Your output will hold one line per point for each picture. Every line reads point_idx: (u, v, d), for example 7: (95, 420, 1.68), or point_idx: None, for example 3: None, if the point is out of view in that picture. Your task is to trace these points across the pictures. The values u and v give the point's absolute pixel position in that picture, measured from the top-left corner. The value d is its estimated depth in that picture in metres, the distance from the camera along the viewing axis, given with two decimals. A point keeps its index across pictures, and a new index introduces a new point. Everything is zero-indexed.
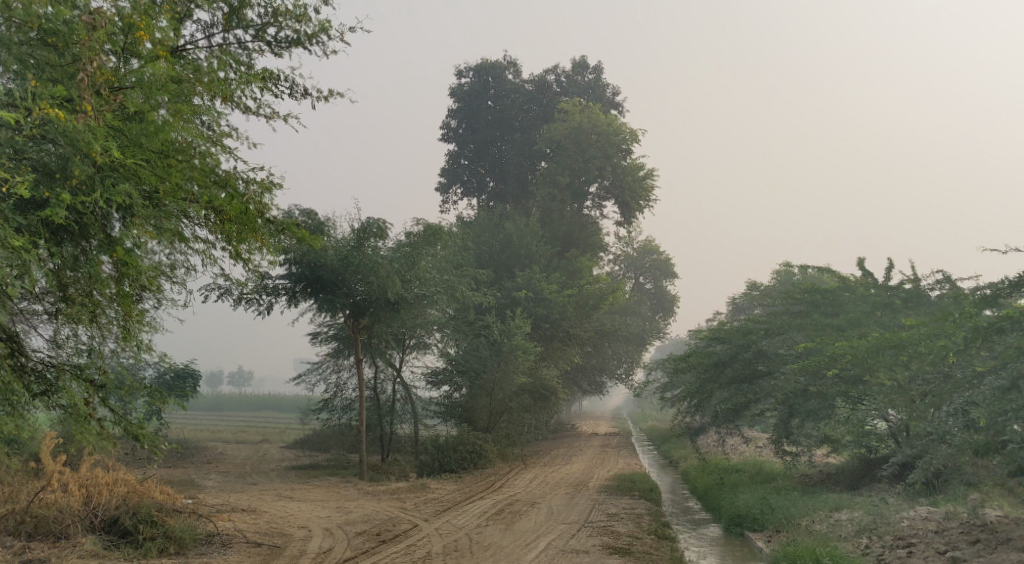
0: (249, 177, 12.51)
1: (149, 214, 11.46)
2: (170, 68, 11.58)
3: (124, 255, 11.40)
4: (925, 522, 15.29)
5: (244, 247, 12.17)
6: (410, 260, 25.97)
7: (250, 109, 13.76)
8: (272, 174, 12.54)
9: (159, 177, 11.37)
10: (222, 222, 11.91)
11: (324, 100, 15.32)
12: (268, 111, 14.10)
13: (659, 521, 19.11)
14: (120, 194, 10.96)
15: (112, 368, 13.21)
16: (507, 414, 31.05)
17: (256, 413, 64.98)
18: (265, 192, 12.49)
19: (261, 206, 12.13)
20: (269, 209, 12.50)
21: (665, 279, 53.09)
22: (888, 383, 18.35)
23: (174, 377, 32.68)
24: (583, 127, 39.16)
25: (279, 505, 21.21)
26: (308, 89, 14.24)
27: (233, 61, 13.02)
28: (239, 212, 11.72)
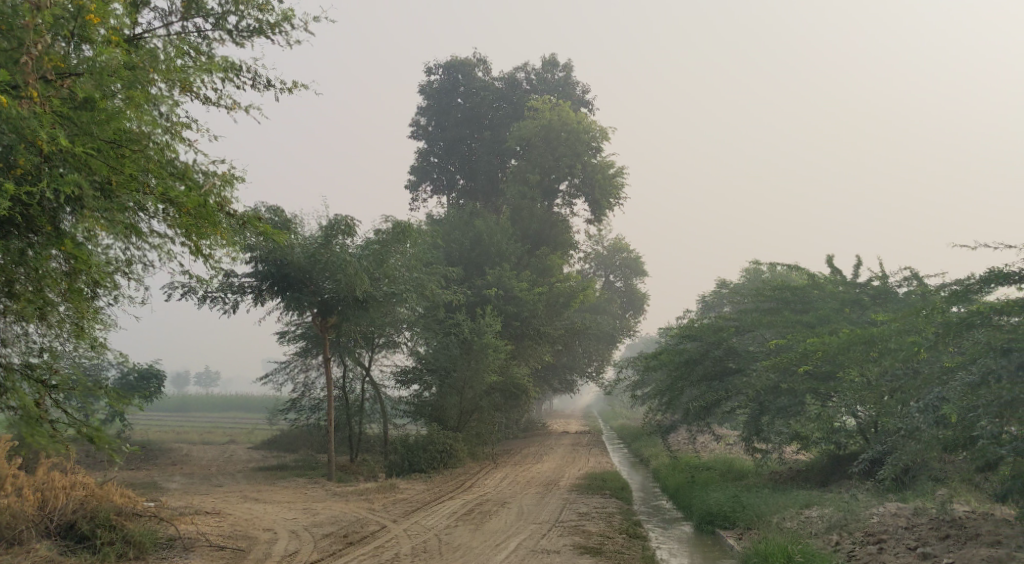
0: (206, 169, 12.28)
1: (100, 206, 10.98)
2: (123, 54, 11.24)
3: (74, 248, 11.07)
4: (895, 519, 15.20)
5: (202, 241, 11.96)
6: (379, 258, 25.64)
7: (209, 100, 13.43)
8: (232, 167, 12.31)
9: (112, 168, 10.99)
10: (179, 215, 11.65)
11: (289, 94, 15.01)
12: (228, 101, 13.78)
13: (630, 520, 18.93)
14: (70, 185, 10.57)
15: (66, 367, 12.92)
16: (477, 413, 30.79)
17: (223, 415, 64.29)
18: (226, 185, 12.25)
19: (222, 200, 11.98)
20: (230, 202, 12.25)
21: (635, 277, 53.05)
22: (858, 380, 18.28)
23: (137, 378, 32.13)
24: (553, 124, 38.99)
25: (243, 507, 20.82)
26: (270, 80, 13.91)
27: (191, 49, 12.70)
28: (198, 205, 11.47)
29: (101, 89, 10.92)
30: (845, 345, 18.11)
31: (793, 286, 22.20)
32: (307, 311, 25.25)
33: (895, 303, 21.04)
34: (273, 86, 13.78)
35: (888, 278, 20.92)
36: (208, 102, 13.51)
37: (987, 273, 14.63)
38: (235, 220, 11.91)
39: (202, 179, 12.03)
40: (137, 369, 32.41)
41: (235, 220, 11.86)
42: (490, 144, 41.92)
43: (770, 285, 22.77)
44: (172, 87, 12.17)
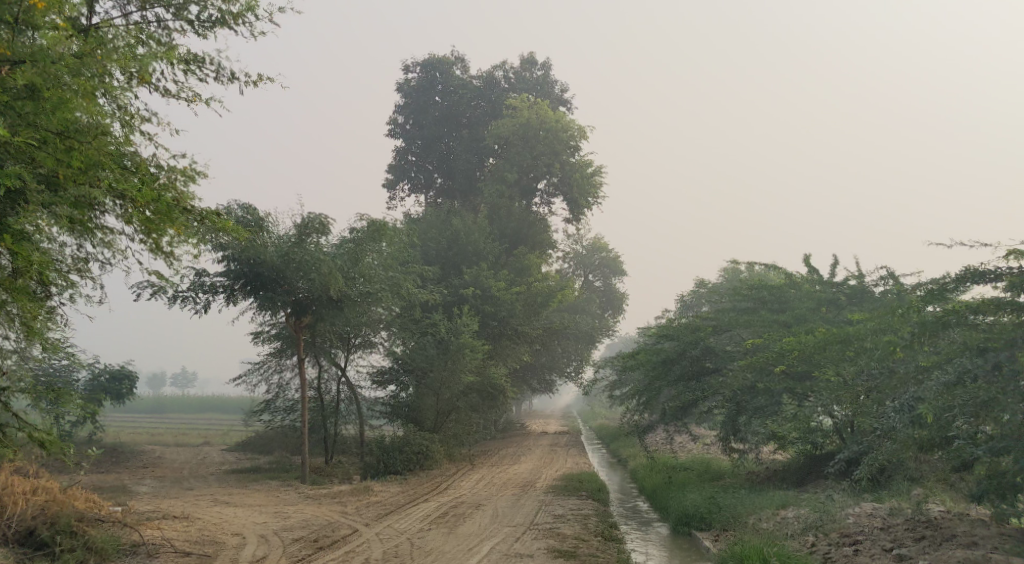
0: (163, 165, 12.13)
1: (44, 199, 10.95)
2: (71, 42, 11.08)
3: (21, 242, 10.98)
4: (871, 519, 15.07)
5: (160, 239, 11.76)
6: (354, 257, 25.34)
7: (167, 92, 13.21)
8: (191, 162, 12.22)
9: (57, 160, 10.81)
10: (134, 211, 11.47)
11: (256, 88, 14.70)
12: (189, 94, 13.55)
13: (605, 522, 18.76)
14: (13, 176, 10.49)
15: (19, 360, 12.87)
16: (454, 414, 30.53)
17: (200, 416, 63.73)
18: (184, 180, 12.17)
19: (181, 196, 11.91)
20: (190, 198, 12.14)
21: (614, 276, 52.90)
22: (835, 380, 18.15)
23: (109, 379, 31.64)
24: (531, 123, 38.78)
25: (214, 510, 20.51)
26: (233, 72, 13.62)
27: (147, 37, 12.44)
28: (152, 199, 11.25)
29: (46, 78, 10.73)
30: (822, 344, 18.00)
31: (771, 285, 22.05)
32: (281, 311, 24.93)
33: (872, 302, 20.95)
34: (237, 78, 13.52)
35: (865, 277, 20.84)
36: (167, 94, 13.28)
37: (962, 271, 14.52)
38: (193, 215, 11.71)
39: (156, 173, 11.88)
40: (108, 370, 31.88)
41: (194, 215, 11.67)
42: (468, 143, 41.64)
43: (747, 284, 22.64)
44: (126, 78, 11.98)
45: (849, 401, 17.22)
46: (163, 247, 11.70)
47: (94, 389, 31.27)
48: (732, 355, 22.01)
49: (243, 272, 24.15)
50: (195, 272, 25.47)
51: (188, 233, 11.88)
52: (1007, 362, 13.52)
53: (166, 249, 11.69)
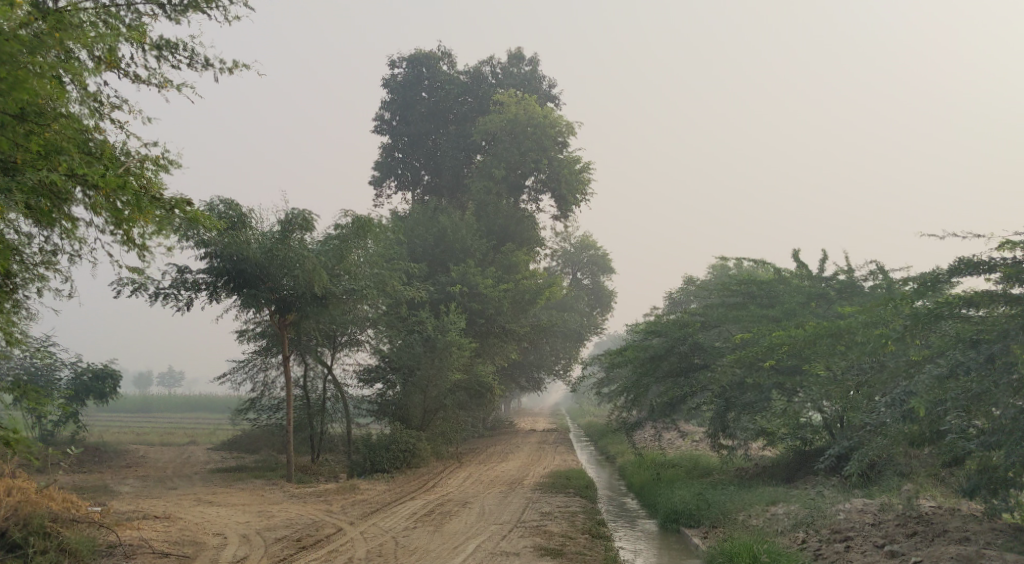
0: (130, 153, 12.00)
1: None
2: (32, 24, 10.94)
3: None
4: (862, 515, 14.86)
5: (132, 228, 11.60)
6: (338, 253, 25.02)
7: (139, 77, 12.96)
8: (161, 149, 12.08)
9: (16, 145, 10.79)
10: (102, 198, 11.30)
11: (233, 75, 14.39)
12: (161, 79, 13.27)
13: (593, 519, 18.52)
14: None
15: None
16: (441, 411, 30.24)
17: (185, 416, 63.26)
18: (155, 169, 12.03)
19: (150, 183, 11.67)
20: (160, 186, 11.96)
21: (602, 274, 52.69)
22: (825, 374, 17.91)
23: (92, 378, 31.19)
24: (519, 119, 38.50)
25: (196, 510, 20.18)
26: (208, 58, 13.31)
27: (118, 21, 12.17)
28: (116, 185, 11.01)
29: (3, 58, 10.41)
30: (813, 339, 17.76)
31: (759, 280, 21.83)
32: (265, 309, 24.60)
33: (861, 296, 20.74)
34: (212, 64, 13.20)
35: (854, 271, 20.63)
36: (138, 80, 13.01)
37: (956, 263, 14.29)
38: (164, 202, 11.53)
39: (124, 160, 11.74)
40: (91, 369, 31.41)
41: (165, 203, 11.50)
42: (455, 140, 41.34)
43: (735, 279, 22.41)
44: (93, 62, 11.85)
45: (838, 396, 17.09)
46: (135, 236, 11.52)
47: (77, 388, 30.82)
48: (721, 351, 21.78)
49: (226, 269, 23.77)
50: (178, 268, 25.11)
51: (160, 221, 11.70)
52: (1000, 354, 13.15)
53: (137, 238, 11.51)
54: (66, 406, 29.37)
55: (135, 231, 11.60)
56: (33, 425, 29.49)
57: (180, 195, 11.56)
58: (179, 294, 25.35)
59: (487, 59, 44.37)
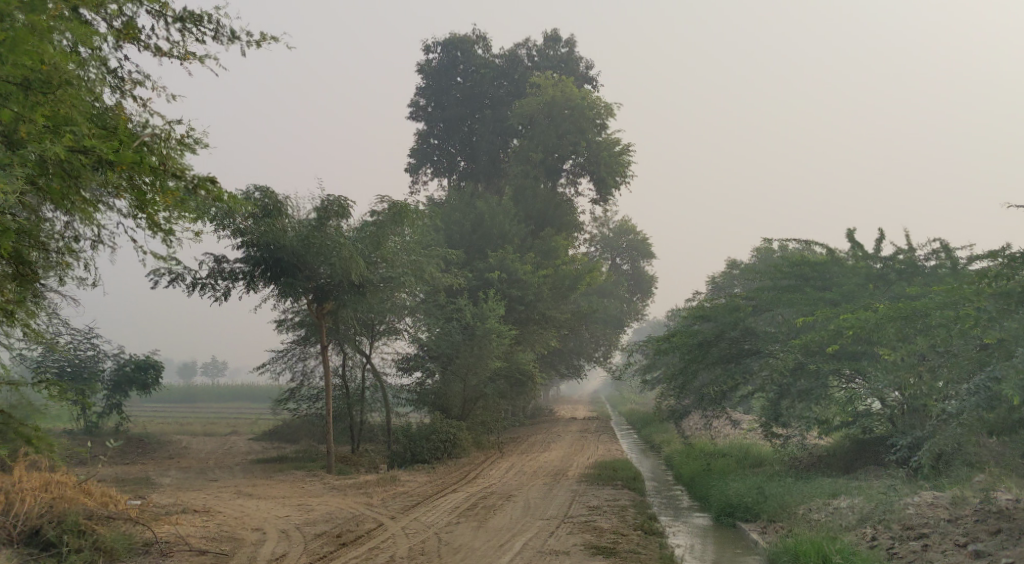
0: (153, 131, 11.37)
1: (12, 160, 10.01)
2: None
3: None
4: (935, 509, 13.93)
5: (153, 211, 10.96)
6: (375, 240, 24.32)
7: (161, 50, 12.26)
8: (182, 126, 11.44)
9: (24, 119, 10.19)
10: (119, 176, 10.66)
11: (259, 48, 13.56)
12: (184, 53, 12.54)
13: (644, 514, 17.68)
14: None
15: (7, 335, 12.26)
16: (481, 400, 29.57)
17: (227, 406, 63.22)
18: (177, 147, 11.38)
19: (171, 161, 11.02)
20: (182, 164, 11.32)
21: (642, 259, 51.72)
22: (889, 359, 16.97)
23: (135, 369, 30.71)
24: (557, 101, 37.55)
25: (235, 504, 19.64)
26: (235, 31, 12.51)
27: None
28: (132, 161, 10.38)
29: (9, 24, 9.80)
30: (881, 321, 16.83)
31: (812, 262, 20.81)
32: (302, 298, 24.09)
33: (923, 277, 19.69)
34: (238, 37, 12.41)
35: (915, 250, 19.61)
36: (159, 53, 12.30)
37: None
38: (185, 180, 10.85)
39: (143, 137, 11.09)
40: (134, 360, 30.91)
41: (186, 181, 10.81)
42: (491, 124, 40.52)
43: (787, 261, 21.43)
44: (108, 32, 11.22)
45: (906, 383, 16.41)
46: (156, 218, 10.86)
47: (119, 379, 30.40)
48: (775, 336, 20.82)
49: (262, 258, 23.21)
50: (214, 257, 24.63)
51: (183, 202, 11.03)
52: None
53: (159, 221, 10.85)
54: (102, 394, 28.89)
55: (155, 214, 10.95)
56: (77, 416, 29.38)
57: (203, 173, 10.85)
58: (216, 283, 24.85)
59: (523, 41, 43.42)
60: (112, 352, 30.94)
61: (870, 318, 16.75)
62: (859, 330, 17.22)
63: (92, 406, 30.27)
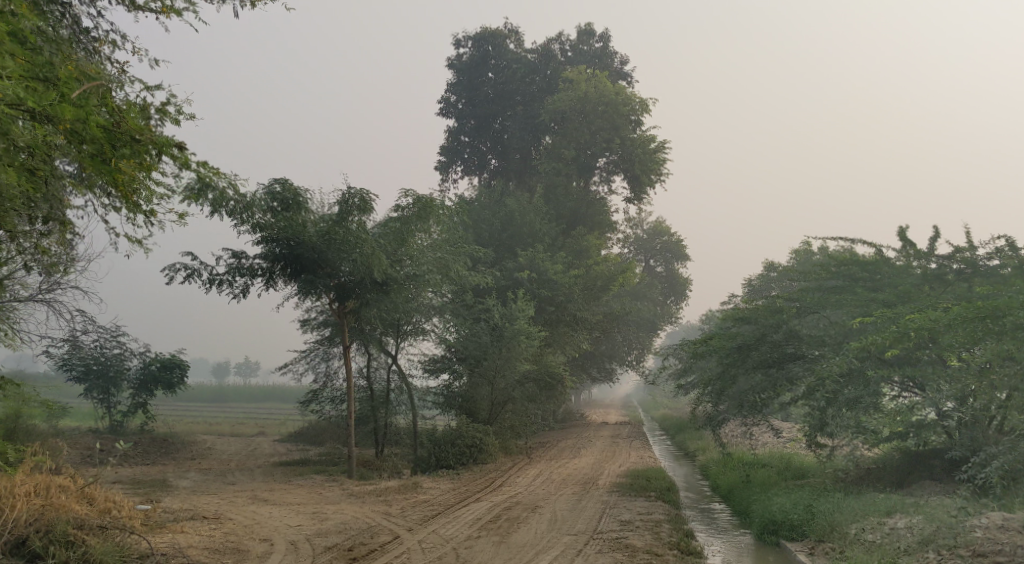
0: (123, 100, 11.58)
1: None
2: None
3: None
4: (1007, 533, 13.39)
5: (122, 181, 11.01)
6: (399, 237, 23.08)
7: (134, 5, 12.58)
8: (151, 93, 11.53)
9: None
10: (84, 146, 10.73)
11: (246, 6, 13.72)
12: (162, 7, 12.75)
13: (680, 530, 16.48)
14: None
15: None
16: (509, 404, 28.32)
17: (257, 406, 62.30)
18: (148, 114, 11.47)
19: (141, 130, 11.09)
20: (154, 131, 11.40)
21: (677, 261, 50.27)
22: (960, 364, 16.43)
23: (160, 369, 29.59)
24: (590, 97, 36.23)
25: (249, 510, 18.62)
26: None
27: None
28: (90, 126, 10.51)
29: None
30: (952, 323, 16.13)
31: (861, 260, 19.47)
32: (324, 297, 23.02)
33: (985, 277, 18.20)
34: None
35: (976, 248, 18.18)
36: (134, 6, 12.64)
37: None
38: (150, 149, 11.03)
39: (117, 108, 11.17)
40: (159, 360, 29.80)
41: (150, 149, 10.97)
42: (523, 121, 39.18)
43: (832, 260, 19.97)
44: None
45: (978, 389, 16.03)
46: (125, 190, 11.08)
47: (144, 378, 29.31)
48: (821, 339, 19.46)
49: (282, 254, 22.27)
50: (233, 253, 23.70)
51: (152, 172, 11.20)
52: None
53: (127, 192, 11.04)
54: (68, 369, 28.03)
55: (124, 185, 11.13)
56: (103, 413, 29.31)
57: (166, 138, 11.00)
58: (234, 280, 23.89)
59: (556, 35, 42.09)
60: (138, 350, 29.88)
61: (943, 318, 16.11)
62: (934, 330, 16.45)
63: (117, 405, 29.35)
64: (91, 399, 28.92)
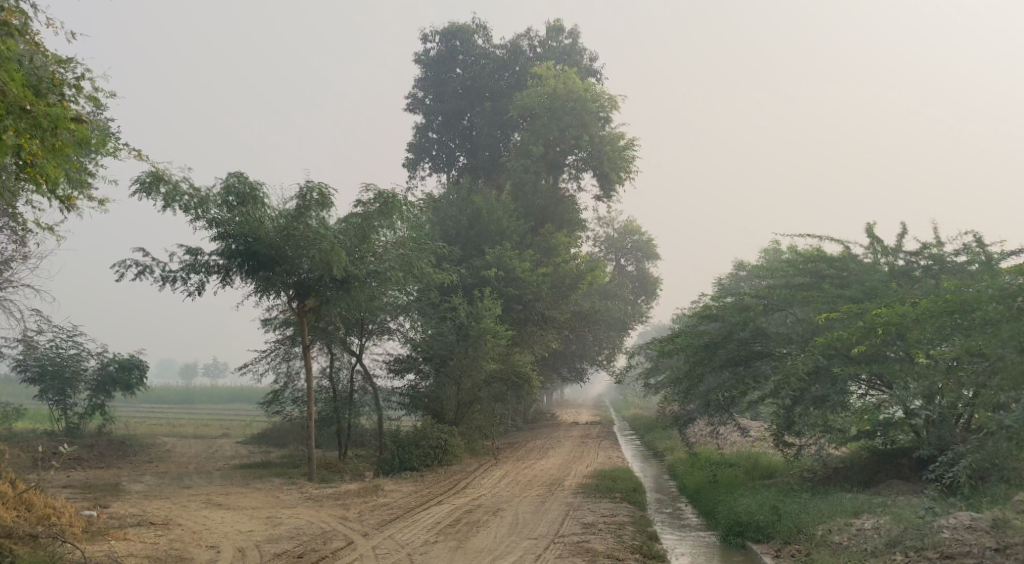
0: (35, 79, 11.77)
1: None
2: None
3: None
4: (975, 535, 13.05)
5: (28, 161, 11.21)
6: (361, 233, 22.42)
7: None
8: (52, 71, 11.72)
9: None
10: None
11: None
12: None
13: (644, 532, 16.00)
14: None
15: None
16: (475, 404, 27.69)
17: (223, 407, 61.12)
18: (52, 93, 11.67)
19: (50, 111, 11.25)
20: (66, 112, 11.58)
21: (647, 260, 49.87)
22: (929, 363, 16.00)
23: (118, 369, 28.79)
24: (558, 93, 35.75)
25: (201, 514, 17.96)
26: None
27: None
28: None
29: None
30: (920, 318, 15.78)
31: (829, 256, 19.12)
32: (282, 295, 22.28)
33: (953, 274, 17.92)
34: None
35: (944, 245, 17.91)
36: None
37: None
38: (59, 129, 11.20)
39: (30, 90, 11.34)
40: (118, 360, 28.97)
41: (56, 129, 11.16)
42: (491, 118, 38.58)
43: (800, 257, 19.61)
44: None
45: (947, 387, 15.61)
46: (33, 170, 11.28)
47: (103, 378, 28.45)
48: (788, 337, 19.02)
49: (238, 251, 21.50)
50: (188, 250, 22.95)
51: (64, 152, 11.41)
52: None
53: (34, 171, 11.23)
54: (22, 364, 27.10)
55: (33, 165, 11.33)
56: (59, 416, 28.27)
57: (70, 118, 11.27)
58: (189, 278, 23.15)
59: (524, 31, 41.52)
60: (96, 351, 29.06)
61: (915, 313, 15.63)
62: (906, 328, 16.00)
63: (74, 407, 28.29)
64: (46, 401, 27.84)
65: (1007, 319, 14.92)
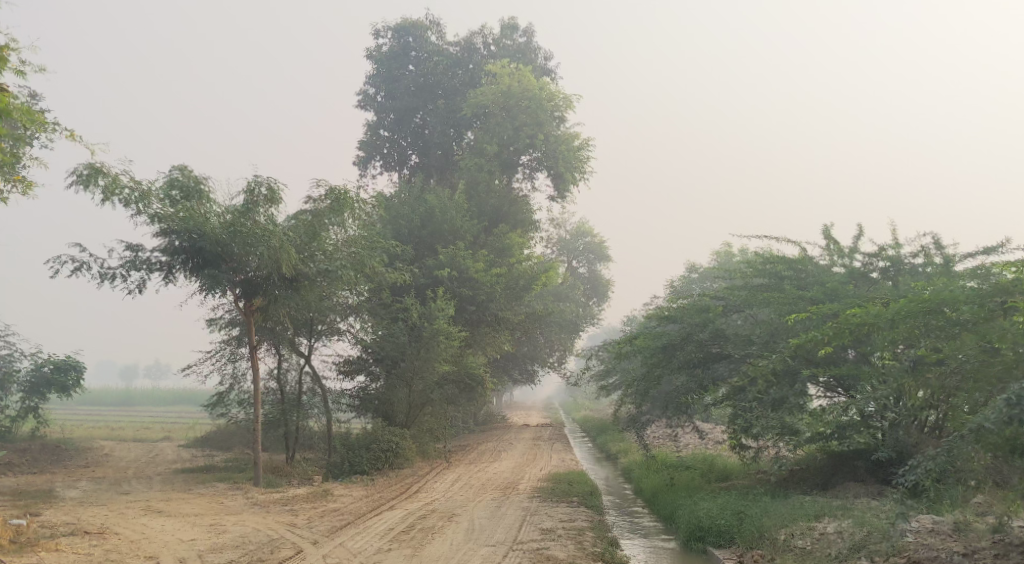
0: None
1: None
2: None
3: None
4: (940, 539, 12.79)
5: None
6: (311, 231, 21.68)
7: None
8: None
9: None
10: None
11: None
12: None
13: (602, 538, 15.54)
14: None
15: None
16: (427, 407, 27.03)
17: (165, 409, 59.61)
18: None
19: None
20: None
21: (599, 262, 49.57)
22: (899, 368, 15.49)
23: (54, 371, 27.74)
24: (512, 92, 35.27)
25: (139, 521, 17.14)
26: None
27: None
28: None
29: None
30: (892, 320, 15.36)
31: (790, 257, 18.85)
32: (228, 294, 21.42)
33: (912, 276, 17.75)
34: None
35: (903, 247, 17.73)
36: None
37: None
38: None
39: None
40: (53, 361, 27.96)
41: None
42: (444, 115, 37.95)
43: (760, 257, 19.30)
44: None
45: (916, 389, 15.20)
46: None
47: (37, 380, 27.36)
48: (748, 339, 18.67)
49: (182, 247, 20.64)
50: (130, 246, 22.06)
51: None
52: None
53: None
54: None
55: None
56: None
57: None
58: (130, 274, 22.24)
59: (478, 29, 40.96)
60: (29, 352, 27.94)
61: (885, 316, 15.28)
62: (873, 328, 15.68)
63: (5, 409, 27.09)
64: None
65: (980, 321, 14.38)
